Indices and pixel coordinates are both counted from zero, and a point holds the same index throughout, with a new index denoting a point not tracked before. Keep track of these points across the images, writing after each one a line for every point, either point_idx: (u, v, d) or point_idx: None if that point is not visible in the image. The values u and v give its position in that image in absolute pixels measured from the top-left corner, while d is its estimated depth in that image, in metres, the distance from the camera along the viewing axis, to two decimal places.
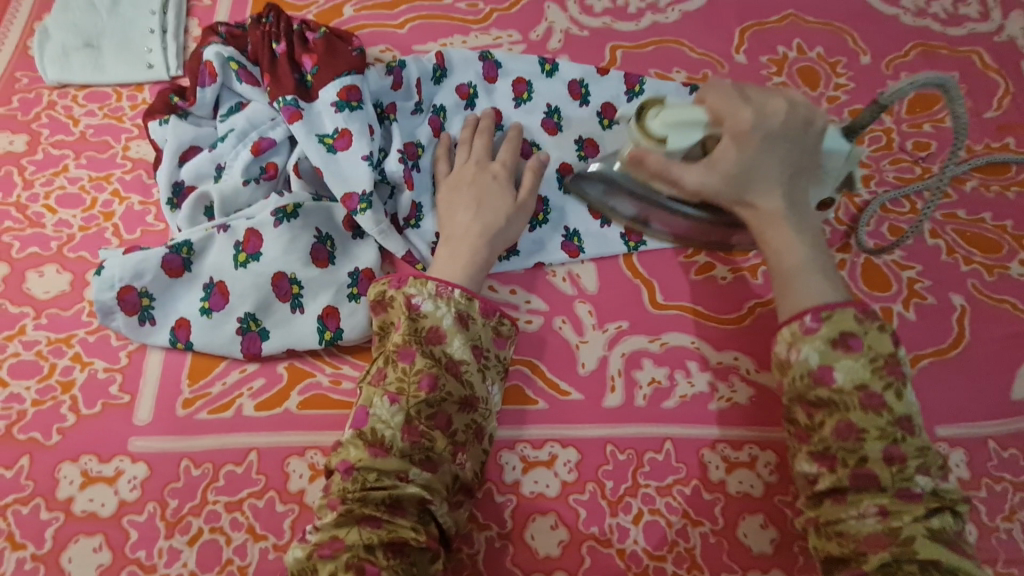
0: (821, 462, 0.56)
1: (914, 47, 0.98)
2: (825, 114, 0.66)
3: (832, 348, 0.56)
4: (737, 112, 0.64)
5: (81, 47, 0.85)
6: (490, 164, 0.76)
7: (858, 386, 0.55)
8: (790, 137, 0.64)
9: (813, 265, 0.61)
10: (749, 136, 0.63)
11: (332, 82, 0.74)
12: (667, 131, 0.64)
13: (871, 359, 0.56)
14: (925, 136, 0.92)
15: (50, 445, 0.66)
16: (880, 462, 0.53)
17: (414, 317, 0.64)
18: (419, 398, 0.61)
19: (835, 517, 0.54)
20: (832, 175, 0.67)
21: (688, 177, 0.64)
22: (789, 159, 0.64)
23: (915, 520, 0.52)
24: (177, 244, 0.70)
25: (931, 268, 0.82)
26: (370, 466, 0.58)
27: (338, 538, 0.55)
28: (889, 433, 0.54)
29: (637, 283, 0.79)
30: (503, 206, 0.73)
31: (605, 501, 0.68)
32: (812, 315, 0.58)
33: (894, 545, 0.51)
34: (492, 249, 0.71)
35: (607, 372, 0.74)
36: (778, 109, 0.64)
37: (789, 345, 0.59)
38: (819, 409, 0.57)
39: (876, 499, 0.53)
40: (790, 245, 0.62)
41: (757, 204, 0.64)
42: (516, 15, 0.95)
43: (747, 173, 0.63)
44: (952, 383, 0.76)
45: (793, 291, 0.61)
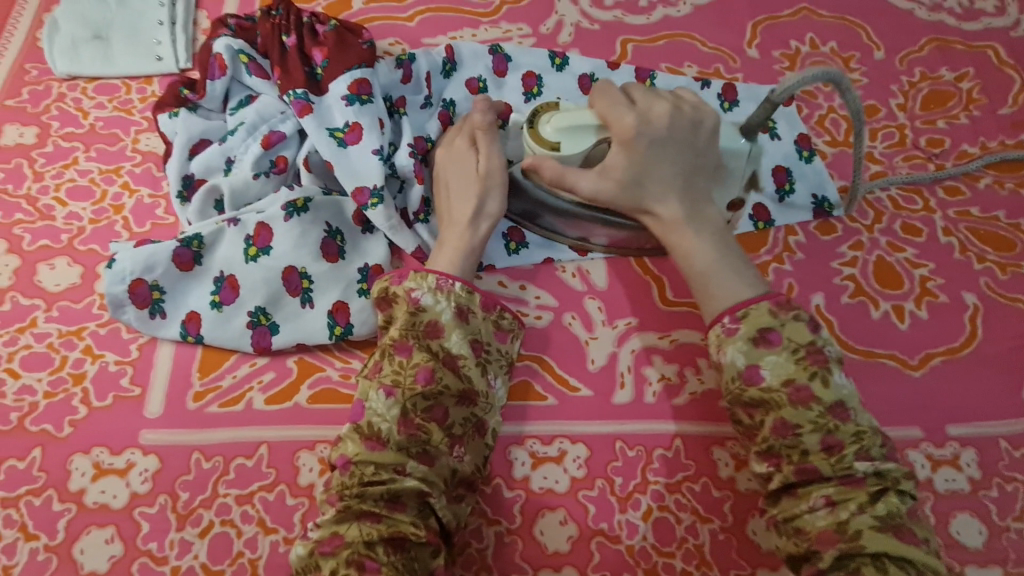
0: (769, 461, 0.57)
1: (929, 41, 0.97)
2: (712, 115, 0.66)
3: (754, 347, 0.58)
4: (619, 119, 0.64)
5: (90, 40, 0.84)
6: (455, 141, 0.73)
7: (786, 382, 0.56)
8: (677, 142, 0.65)
9: (723, 268, 0.63)
10: (635, 142, 0.64)
11: (343, 75, 0.74)
12: (561, 137, 0.65)
13: (792, 351, 0.57)
14: (938, 133, 0.91)
15: (62, 437, 0.66)
16: (818, 453, 0.55)
17: (414, 311, 0.64)
18: (415, 391, 0.61)
19: (791, 514, 0.56)
20: (738, 174, 0.68)
21: (583, 183, 0.65)
22: (681, 161, 0.65)
23: (860, 509, 0.53)
24: (188, 237, 0.69)
25: (943, 266, 0.82)
26: (367, 460, 0.58)
27: (339, 534, 0.56)
28: (822, 424, 0.55)
29: (648, 280, 0.79)
30: (470, 184, 0.70)
31: (614, 497, 0.68)
32: (730, 318, 0.60)
33: (843, 541, 0.52)
34: (474, 232, 0.69)
35: (616, 368, 0.74)
36: (661, 114, 0.65)
37: (716, 350, 0.60)
38: (755, 409, 0.57)
39: (823, 490, 0.54)
40: (697, 247, 0.64)
41: (657, 210, 0.65)
42: (526, 8, 0.95)
43: (640, 179, 0.64)
44: (963, 382, 0.76)
45: (711, 302, 0.62)
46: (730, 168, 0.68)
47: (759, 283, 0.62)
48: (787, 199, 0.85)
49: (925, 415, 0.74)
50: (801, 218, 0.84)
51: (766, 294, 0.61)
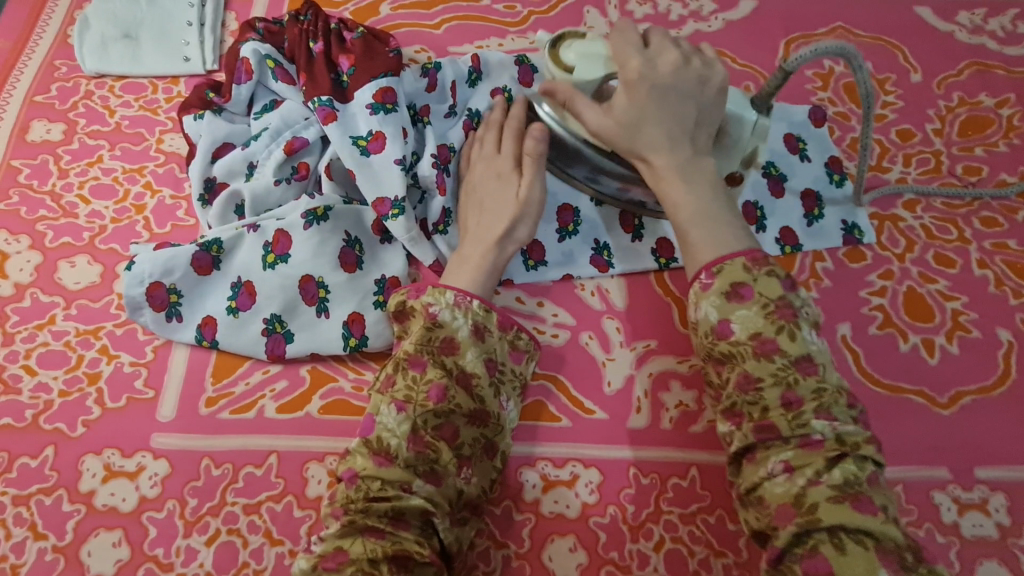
0: (731, 420, 0.56)
1: (968, 65, 0.94)
2: (722, 73, 0.64)
3: (727, 301, 0.56)
4: (627, 59, 0.63)
5: (119, 38, 0.85)
6: (497, 159, 0.74)
7: (753, 335, 0.54)
8: (681, 92, 0.62)
9: (708, 220, 0.60)
10: (637, 84, 0.62)
11: (368, 83, 0.73)
12: (577, 62, 0.66)
13: (763, 305, 0.55)
14: (976, 160, 0.88)
15: (75, 437, 0.66)
16: (778, 410, 0.53)
17: (430, 326, 0.64)
18: (427, 407, 0.60)
19: (752, 483, 0.53)
20: (740, 146, 0.67)
21: (589, 115, 0.64)
22: (684, 110, 0.62)
23: (818, 478, 0.50)
24: (207, 241, 0.69)
25: (977, 300, 0.79)
26: (374, 475, 0.57)
27: (342, 549, 0.54)
28: (783, 377, 0.53)
29: (669, 301, 0.77)
30: (508, 207, 0.71)
31: (627, 525, 0.66)
32: (706, 273, 0.58)
33: (801, 515, 0.49)
34: (502, 252, 0.70)
35: (633, 392, 0.72)
36: (668, 62, 0.63)
37: (691, 306, 0.58)
38: (723, 365, 0.56)
39: (782, 454, 0.52)
40: (686, 198, 0.61)
41: (651, 158, 0.63)
42: (555, 18, 0.93)
43: (637, 123, 0.62)
44: (995, 422, 0.73)
45: (691, 250, 0.60)
46: (734, 137, 0.66)
47: (745, 237, 0.59)
48: (816, 224, 0.82)
49: (953, 456, 0.71)
50: (830, 244, 0.81)
51: (744, 250, 0.58)
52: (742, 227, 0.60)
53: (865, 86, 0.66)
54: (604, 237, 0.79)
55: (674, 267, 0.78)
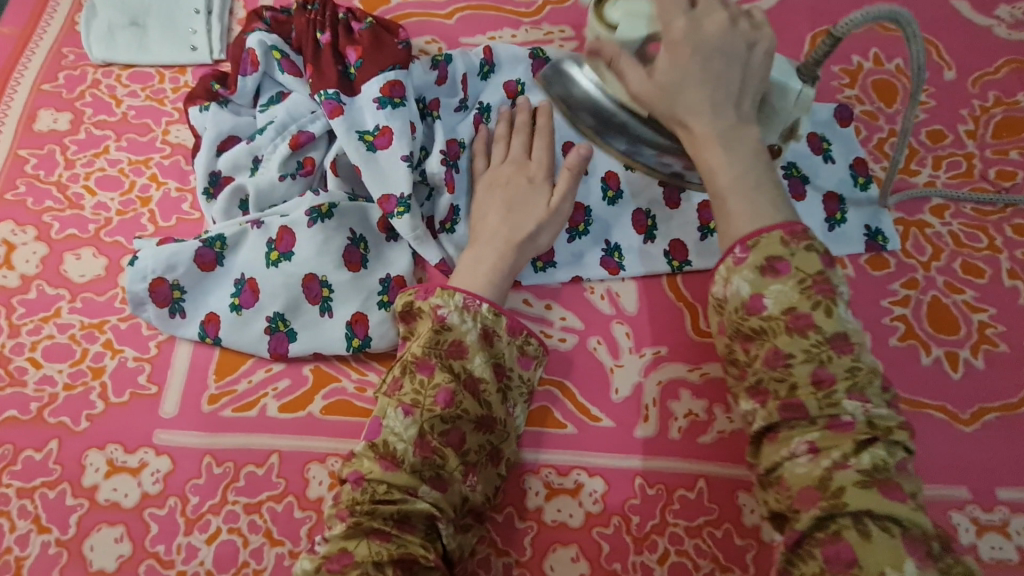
0: (755, 398, 0.54)
1: (1006, 63, 0.89)
2: (770, 37, 0.57)
3: (761, 276, 0.53)
4: (671, 18, 0.56)
5: (127, 26, 0.84)
6: (528, 164, 0.73)
7: (787, 310, 0.52)
8: (726, 54, 0.56)
9: (746, 188, 0.57)
10: (682, 47, 0.56)
11: (376, 76, 0.71)
12: (621, 18, 0.57)
13: (800, 280, 0.52)
14: (1010, 164, 0.83)
15: (79, 431, 0.66)
16: (807, 388, 0.51)
17: (438, 329, 0.62)
18: (434, 412, 0.59)
19: (773, 462, 0.52)
20: (781, 117, 0.59)
21: (630, 76, 0.57)
22: (727, 75, 0.56)
23: (845, 461, 0.48)
24: (211, 237, 0.68)
25: (1006, 312, 0.76)
26: (381, 478, 0.56)
27: (348, 550, 0.53)
28: (815, 354, 0.51)
29: (681, 306, 0.75)
30: (536, 212, 0.70)
31: (631, 537, 0.65)
32: (741, 246, 0.55)
33: (825, 499, 0.47)
34: (519, 255, 0.68)
35: (641, 400, 0.70)
36: (717, 20, 0.56)
37: (722, 281, 0.56)
38: (752, 342, 0.54)
39: (807, 435, 0.50)
40: (724, 167, 0.57)
41: (689, 124, 0.57)
42: (571, 8, 0.90)
43: (679, 89, 0.56)
44: (1019, 440, 0.70)
45: (727, 219, 0.57)
46: (775, 108, 0.59)
47: (783, 207, 0.57)
48: (838, 228, 0.79)
49: (972, 475, 0.69)
50: (852, 250, 0.78)
51: (782, 221, 0.55)
52: (779, 196, 0.57)
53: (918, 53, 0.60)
54: (615, 238, 0.76)
55: (687, 270, 0.76)
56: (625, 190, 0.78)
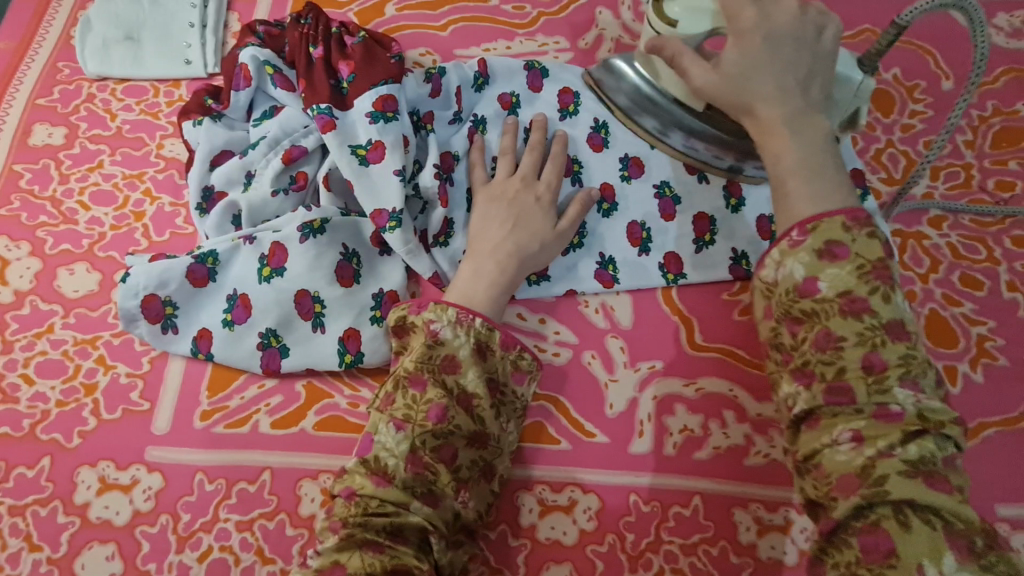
0: (799, 380, 0.53)
1: (1005, 72, 0.88)
2: (838, 23, 0.62)
3: (818, 259, 0.54)
4: (740, 9, 0.60)
5: (121, 40, 0.84)
6: (536, 183, 0.73)
7: (842, 293, 0.52)
8: (795, 40, 0.60)
9: (812, 173, 0.57)
10: (751, 36, 0.59)
11: (368, 91, 0.71)
12: (681, 15, 0.63)
13: (858, 266, 0.53)
14: (1009, 175, 0.83)
15: (71, 448, 0.66)
16: (857, 372, 0.50)
17: (431, 344, 0.62)
18: (426, 428, 0.58)
19: (812, 449, 0.51)
20: (843, 106, 0.66)
21: (694, 71, 0.62)
22: (796, 60, 0.60)
23: (890, 450, 0.47)
24: (203, 253, 0.68)
25: (1006, 325, 0.75)
26: (372, 493, 0.56)
27: (339, 563, 0.52)
28: (868, 338, 0.51)
29: (676, 320, 0.74)
30: (540, 231, 0.70)
31: (625, 554, 0.64)
32: (799, 229, 0.55)
33: (866, 487, 0.47)
34: (517, 271, 0.68)
35: (636, 415, 0.70)
36: (786, 10, 0.60)
37: (776, 264, 0.56)
38: (801, 324, 0.54)
39: (851, 423, 0.50)
40: (790, 151, 0.58)
41: (757, 110, 0.60)
42: (565, 20, 0.90)
43: (747, 75, 0.59)
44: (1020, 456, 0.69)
45: (788, 203, 0.57)
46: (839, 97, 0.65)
47: (847, 193, 0.57)
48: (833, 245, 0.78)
49: (972, 491, 0.68)
50: None
51: (846, 207, 0.56)
52: (844, 182, 0.58)
53: (982, 50, 0.60)
54: (610, 251, 0.76)
55: (682, 283, 0.75)
56: (618, 203, 0.77)
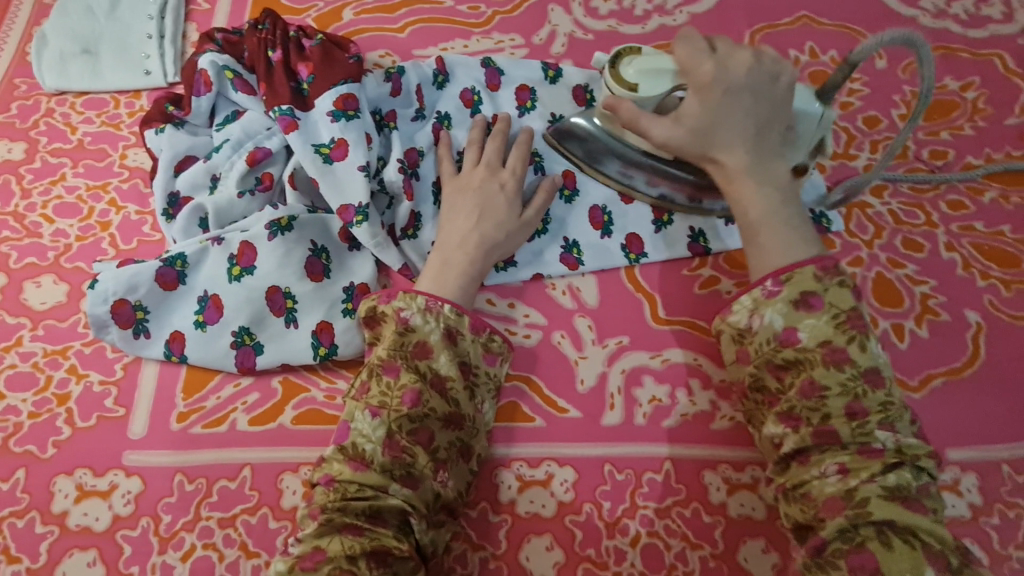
0: (787, 423, 0.58)
1: (932, 50, 0.94)
2: (792, 70, 0.64)
3: (794, 310, 0.59)
4: (698, 64, 0.63)
5: (79, 54, 0.84)
6: (500, 171, 0.75)
7: (821, 343, 0.58)
8: (754, 91, 0.63)
9: (776, 221, 0.63)
10: (710, 90, 0.63)
11: (328, 91, 0.73)
12: (640, 78, 0.65)
13: (834, 316, 0.58)
14: (942, 144, 0.88)
15: (46, 458, 0.66)
16: (841, 417, 0.56)
17: (402, 331, 0.64)
18: (401, 412, 0.60)
19: (800, 480, 0.57)
20: (806, 139, 0.67)
21: (655, 130, 0.65)
22: (755, 112, 0.64)
23: (872, 478, 0.53)
24: (172, 256, 0.69)
25: (946, 283, 0.80)
26: (350, 478, 0.57)
27: (320, 548, 0.54)
28: (851, 388, 0.56)
29: (640, 297, 0.77)
30: (506, 221, 0.72)
31: (602, 522, 0.67)
32: (773, 280, 0.61)
33: (851, 508, 0.53)
34: (486, 262, 0.71)
35: (606, 389, 0.72)
36: (741, 62, 0.64)
37: (750, 312, 0.62)
38: (787, 370, 0.59)
39: (837, 457, 0.55)
40: (753, 200, 0.64)
41: (721, 160, 0.65)
42: (519, 18, 0.93)
43: (710, 129, 0.64)
44: (966, 404, 0.74)
45: (759, 250, 0.63)
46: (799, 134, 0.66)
47: (812, 241, 0.63)
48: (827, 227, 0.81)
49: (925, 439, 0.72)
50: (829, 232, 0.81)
51: (815, 256, 0.61)
52: (807, 231, 0.63)
53: (928, 84, 0.65)
54: (574, 235, 0.79)
55: (644, 262, 0.79)
56: (579, 189, 0.80)
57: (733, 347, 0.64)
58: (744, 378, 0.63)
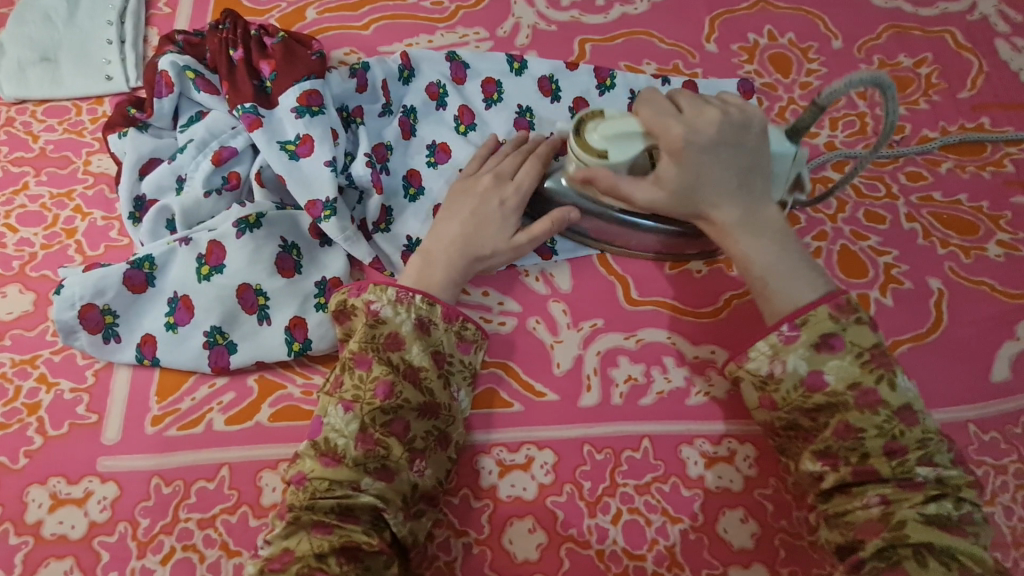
0: (824, 461, 0.58)
1: (886, 29, 0.97)
2: (759, 114, 0.64)
3: (816, 352, 0.58)
4: (666, 126, 0.63)
5: (37, 62, 0.83)
6: (508, 183, 0.73)
7: (850, 385, 0.57)
8: (729, 144, 0.63)
9: (784, 271, 0.62)
10: (685, 152, 0.62)
11: (291, 87, 0.73)
12: (607, 145, 0.65)
13: (857, 354, 0.58)
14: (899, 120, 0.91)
15: (17, 469, 0.65)
16: (880, 456, 0.56)
17: (373, 324, 0.64)
18: (374, 405, 0.60)
19: (842, 509, 0.57)
20: (782, 177, 0.66)
21: (637, 195, 0.65)
22: (734, 163, 0.63)
23: (912, 507, 0.54)
24: (139, 259, 0.68)
25: (908, 253, 0.82)
26: (322, 475, 0.57)
27: (289, 549, 0.54)
28: (887, 429, 0.56)
29: (612, 280, 0.78)
30: (495, 237, 0.71)
31: (584, 502, 0.68)
32: (789, 325, 0.60)
33: (888, 531, 0.54)
34: (467, 270, 0.70)
35: (583, 371, 0.73)
36: (710, 118, 0.63)
37: (771, 359, 0.60)
38: (820, 412, 0.58)
39: (879, 488, 0.56)
40: (755, 254, 0.63)
41: (713, 217, 0.64)
42: (482, 12, 0.94)
43: (692, 187, 0.63)
44: (934, 367, 0.76)
45: (771, 307, 0.62)
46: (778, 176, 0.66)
47: (819, 283, 0.62)
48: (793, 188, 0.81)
49: None
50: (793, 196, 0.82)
51: (825, 293, 0.60)
52: (815, 272, 0.62)
53: (893, 118, 0.60)
54: None
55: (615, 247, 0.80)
56: None
57: (755, 393, 0.62)
58: (774, 421, 0.61)
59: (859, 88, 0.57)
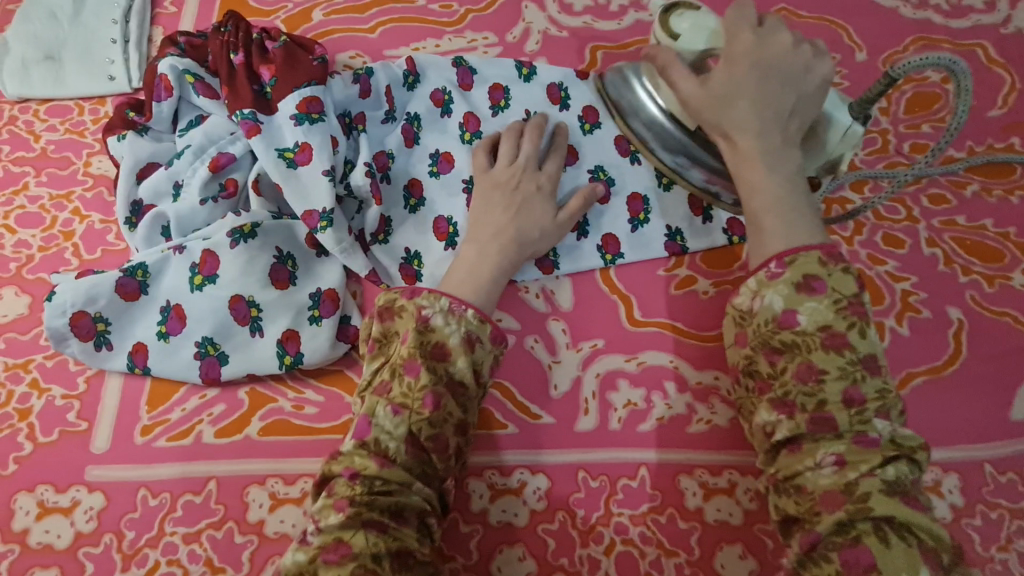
0: (781, 410, 0.54)
1: (914, 41, 0.92)
2: (830, 66, 0.63)
3: (796, 292, 0.56)
4: (737, 34, 0.64)
5: (41, 60, 0.82)
6: (537, 173, 0.73)
7: (822, 327, 0.54)
8: (784, 78, 0.62)
9: (785, 207, 0.60)
10: (741, 61, 0.63)
11: (291, 94, 0.71)
12: (684, 32, 0.66)
13: (834, 300, 0.55)
14: (923, 138, 0.87)
15: (7, 474, 0.65)
16: (836, 404, 0.52)
17: (421, 330, 0.58)
18: (424, 415, 0.54)
19: (792, 471, 0.52)
20: (828, 149, 0.65)
21: (680, 88, 0.65)
22: (783, 96, 0.62)
23: (870, 471, 0.49)
24: (132, 266, 0.68)
25: (927, 279, 0.78)
26: (376, 476, 0.52)
27: (343, 541, 0.48)
28: (849, 373, 0.52)
29: (615, 299, 0.76)
30: (541, 220, 0.70)
31: (576, 530, 0.66)
32: (776, 262, 0.57)
33: (850, 503, 0.48)
34: (518, 256, 0.68)
35: (581, 394, 0.71)
36: (780, 46, 0.63)
37: (753, 294, 0.58)
38: (782, 354, 0.55)
39: (833, 447, 0.51)
40: (763, 183, 0.62)
41: (735, 137, 0.63)
42: (492, 16, 0.91)
43: (730, 100, 0.63)
44: (948, 402, 0.72)
45: (759, 236, 0.60)
46: (823, 138, 0.65)
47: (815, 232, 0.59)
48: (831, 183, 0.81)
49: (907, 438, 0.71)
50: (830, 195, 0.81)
51: (819, 243, 0.58)
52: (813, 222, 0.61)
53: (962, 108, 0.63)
54: None
55: (620, 263, 0.77)
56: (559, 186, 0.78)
57: (733, 330, 0.61)
58: (739, 363, 0.59)
59: (932, 64, 0.60)
